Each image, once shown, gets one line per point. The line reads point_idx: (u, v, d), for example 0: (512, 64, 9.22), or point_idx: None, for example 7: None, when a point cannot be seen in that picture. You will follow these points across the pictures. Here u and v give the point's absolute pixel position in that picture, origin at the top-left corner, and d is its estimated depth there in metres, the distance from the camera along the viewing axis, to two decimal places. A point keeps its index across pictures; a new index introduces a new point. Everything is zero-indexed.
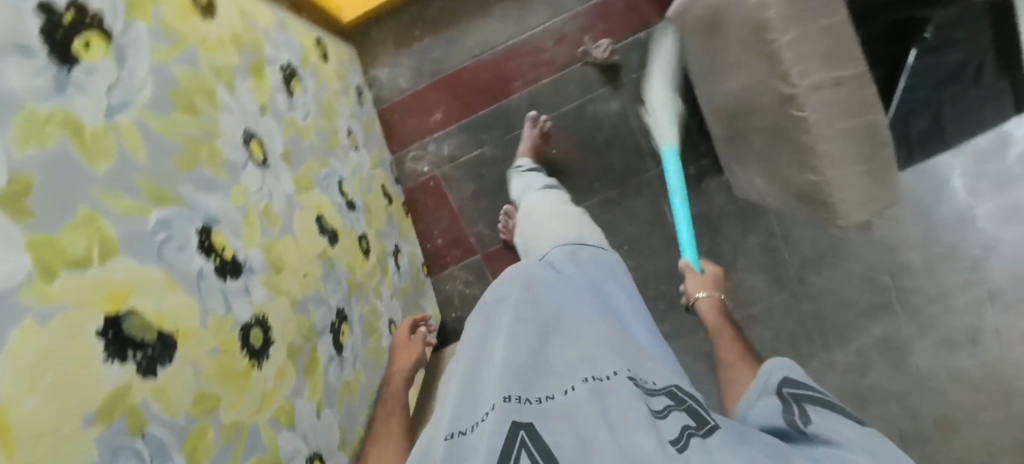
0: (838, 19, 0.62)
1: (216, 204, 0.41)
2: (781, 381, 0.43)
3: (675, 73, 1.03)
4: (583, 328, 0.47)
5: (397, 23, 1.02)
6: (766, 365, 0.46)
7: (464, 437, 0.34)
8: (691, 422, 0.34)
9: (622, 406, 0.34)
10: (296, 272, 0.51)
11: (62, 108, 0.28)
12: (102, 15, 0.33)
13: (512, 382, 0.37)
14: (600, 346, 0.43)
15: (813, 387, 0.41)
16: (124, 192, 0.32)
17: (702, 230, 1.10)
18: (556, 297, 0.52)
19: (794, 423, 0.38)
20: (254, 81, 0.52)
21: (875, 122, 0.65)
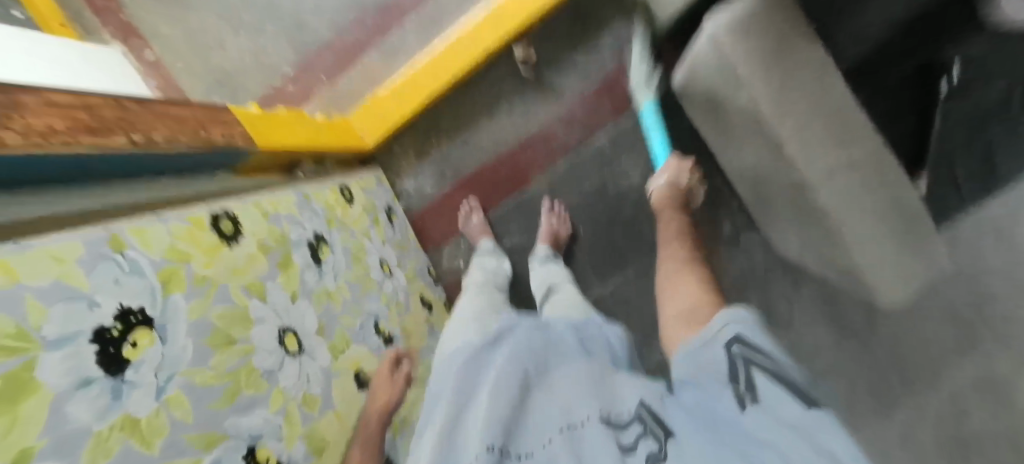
0: (844, 99, 0.57)
1: (258, 420, 0.46)
2: (734, 338, 0.43)
3: (693, 137, 1.01)
4: (565, 373, 0.55)
5: (414, 136, 1.07)
6: (724, 317, 0.45)
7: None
8: (653, 446, 0.41)
9: (591, 453, 0.42)
10: (335, 449, 0.57)
11: (121, 415, 0.34)
12: (145, 308, 0.39)
13: (495, 436, 0.47)
14: (574, 388, 0.51)
15: (763, 349, 0.41)
16: (175, 457, 0.37)
17: (751, 288, 1.04)
18: (534, 349, 0.60)
19: (738, 396, 0.41)
20: (283, 276, 0.58)
21: (903, 197, 0.60)
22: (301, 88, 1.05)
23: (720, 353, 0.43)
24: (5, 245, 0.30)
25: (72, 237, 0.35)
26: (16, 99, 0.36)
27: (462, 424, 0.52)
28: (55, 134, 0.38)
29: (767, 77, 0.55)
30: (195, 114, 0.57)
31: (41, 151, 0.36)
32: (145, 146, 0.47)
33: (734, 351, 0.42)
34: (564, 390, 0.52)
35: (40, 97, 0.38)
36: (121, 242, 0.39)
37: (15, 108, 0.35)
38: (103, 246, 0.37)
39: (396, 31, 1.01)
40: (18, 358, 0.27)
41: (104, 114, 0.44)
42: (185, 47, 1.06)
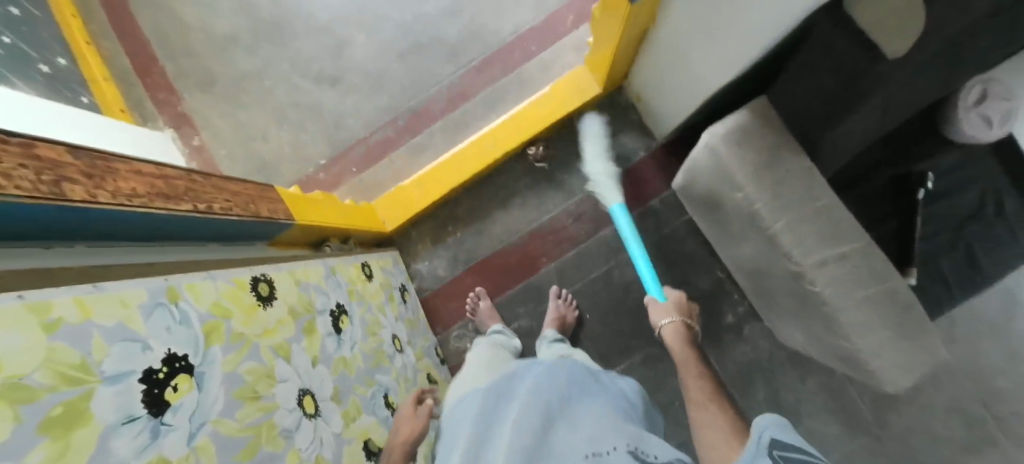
0: (828, 201, 0.65)
1: None
2: (770, 441, 0.43)
3: (692, 232, 1.09)
4: (590, 413, 0.55)
5: (431, 223, 1.14)
6: (756, 422, 0.46)
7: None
8: None
9: None
10: None
11: (155, 453, 0.32)
12: (189, 356, 0.40)
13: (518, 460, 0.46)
14: (599, 425, 0.52)
15: (800, 451, 0.41)
16: None
17: (759, 379, 1.02)
18: (559, 386, 0.59)
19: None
20: (306, 340, 0.59)
21: (892, 288, 0.63)
22: (332, 177, 1.15)
23: (763, 461, 0.42)
24: (84, 286, 0.32)
25: (138, 285, 0.37)
26: (110, 166, 0.40)
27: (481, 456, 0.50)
28: (137, 196, 0.41)
29: (758, 180, 0.65)
30: (247, 189, 0.62)
31: (123, 210, 0.39)
32: (205, 212, 0.50)
33: (775, 453, 0.42)
34: (590, 425, 0.52)
35: (128, 165, 0.43)
36: (176, 293, 0.41)
37: (108, 174, 0.39)
38: (161, 295, 0.39)
39: (424, 133, 1.14)
40: (77, 388, 0.28)
41: (175, 185, 0.48)
42: (230, 136, 1.17)
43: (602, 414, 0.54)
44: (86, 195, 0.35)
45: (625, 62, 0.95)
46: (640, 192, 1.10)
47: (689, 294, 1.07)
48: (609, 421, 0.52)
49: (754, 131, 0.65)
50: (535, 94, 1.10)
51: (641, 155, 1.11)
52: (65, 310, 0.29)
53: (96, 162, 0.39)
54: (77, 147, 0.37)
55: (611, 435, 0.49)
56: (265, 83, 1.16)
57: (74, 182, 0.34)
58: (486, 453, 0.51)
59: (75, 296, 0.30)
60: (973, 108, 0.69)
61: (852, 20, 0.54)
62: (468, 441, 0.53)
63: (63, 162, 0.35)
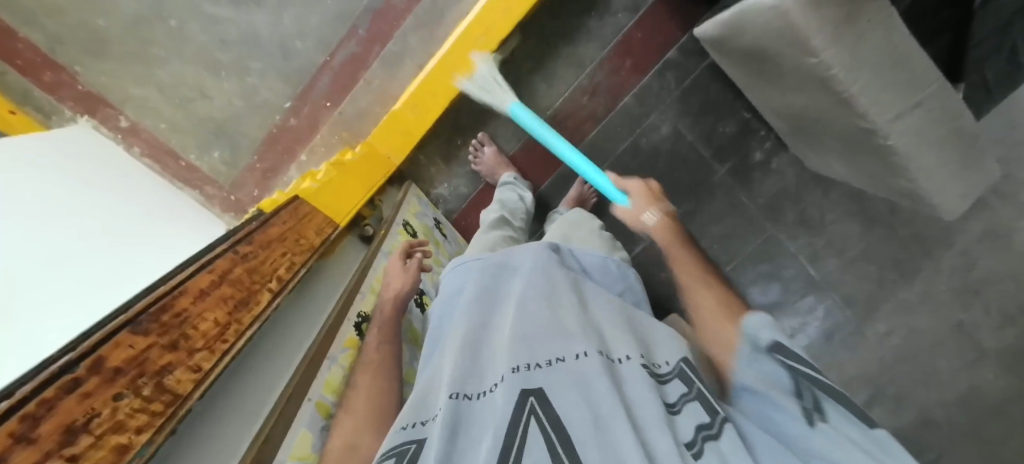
0: (909, 47, 0.60)
1: None
2: (772, 346, 0.46)
3: (716, 75, 0.99)
4: (605, 304, 0.52)
5: (436, 141, 1.03)
6: (749, 323, 0.49)
7: (471, 402, 0.40)
8: (705, 421, 0.39)
9: (638, 394, 0.39)
10: None
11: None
12: None
13: (524, 351, 0.42)
14: (614, 319, 0.49)
15: (806, 361, 0.44)
16: None
17: (787, 206, 1.02)
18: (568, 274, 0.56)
19: (805, 410, 0.42)
20: (417, 350, 0.64)
21: (962, 124, 0.65)
22: (306, 120, 0.98)
23: (767, 363, 0.46)
24: None
25: (299, 427, 0.40)
26: (179, 307, 0.37)
27: (483, 344, 0.47)
28: (226, 327, 0.40)
29: (837, 42, 0.59)
30: (286, 221, 0.56)
31: (227, 356, 0.39)
32: (283, 287, 0.49)
33: (788, 365, 0.44)
34: (603, 313, 0.50)
35: (190, 292, 0.38)
36: (325, 405, 0.44)
37: (186, 324, 0.36)
38: (319, 418, 0.43)
39: (395, 38, 0.94)
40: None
41: (239, 275, 0.44)
42: (162, 102, 0.96)
43: (611, 308, 0.51)
44: (194, 371, 0.35)
45: None
46: (656, 44, 0.97)
47: (717, 143, 1.02)
48: (619, 317, 0.49)
49: None
50: None
51: (651, 2, 0.94)
52: None
53: (164, 317, 0.35)
54: (132, 317, 0.32)
55: (625, 339, 0.45)
56: (171, 22, 0.91)
57: (174, 369, 0.33)
58: (489, 328, 0.48)
59: None
60: None
61: None
62: (466, 322, 0.50)
63: (143, 352, 0.32)
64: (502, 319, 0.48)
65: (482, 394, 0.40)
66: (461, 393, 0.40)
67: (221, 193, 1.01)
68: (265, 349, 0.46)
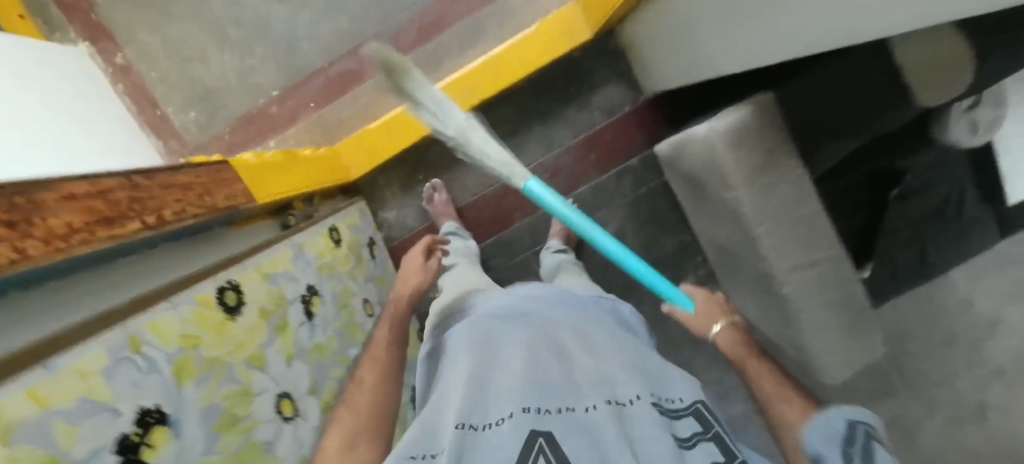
0: (812, 208, 0.66)
1: None
2: (850, 424, 0.50)
3: (667, 193, 1.07)
4: (608, 349, 0.58)
5: (400, 169, 1.08)
6: (830, 417, 0.53)
7: (477, 434, 0.43)
8: (720, 458, 0.45)
9: (645, 435, 0.43)
10: None
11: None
12: (162, 405, 0.38)
13: (535, 396, 0.46)
14: (617, 366, 0.53)
15: (861, 421, 0.50)
16: None
17: (707, 334, 1.06)
18: (569, 326, 0.61)
19: (860, 458, 0.46)
20: (280, 338, 0.57)
21: (852, 294, 0.70)
22: (287, 111, 1.03)
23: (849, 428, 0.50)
24: (36, 371, 0.28)
25: (95, 345, 0.34)
26: (35, 199, 0.34)
27: (490, 381, 0.50)
28: (75, 232, 0.37)
29: (751, 183, 0.65)
30: (199, 175, 0.55)
31: (59, 257, 0.35)
32: (157, 227, 0.46)
33: (860, 427, 0.49)
34: (607, 360, 0.55)
35: (54, 191, 0.36)
36: (138, 341, 0.37)
37: (36, 213, 0.33)
38: (122, 348, 0.36)
39: None
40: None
41: (115, 196, 0.42)
42: (161, 54, 1.01)
43: (613, 354, 0.57)
44: (13, 252, 0.30)
45: (623, 11, 0.85)
46: (621, 149, 1.06)
47: (655, 254, 1.08)
48: (622, 362, 0.54)
49: (752, 129, 0.63)
50: (523, 30, 0.97)
51: (626, 110, 1.05)
52: (20, 409, 0.26)
53: (19, 200, 0.32)
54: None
55: (633, 383, 0.50)
56: None
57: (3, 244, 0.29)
58: (495, 371, 0.51)
59: (27, 387, 0.27)
60: (964, 112, 0.71)
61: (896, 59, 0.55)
62: (481, 356, 0.54)
63: None
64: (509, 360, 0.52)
65: (488, 425, 0.44)
66: (468, 424, 0.44)
67: (182, 151, 1.03)
68: (112, 275, 0.42)
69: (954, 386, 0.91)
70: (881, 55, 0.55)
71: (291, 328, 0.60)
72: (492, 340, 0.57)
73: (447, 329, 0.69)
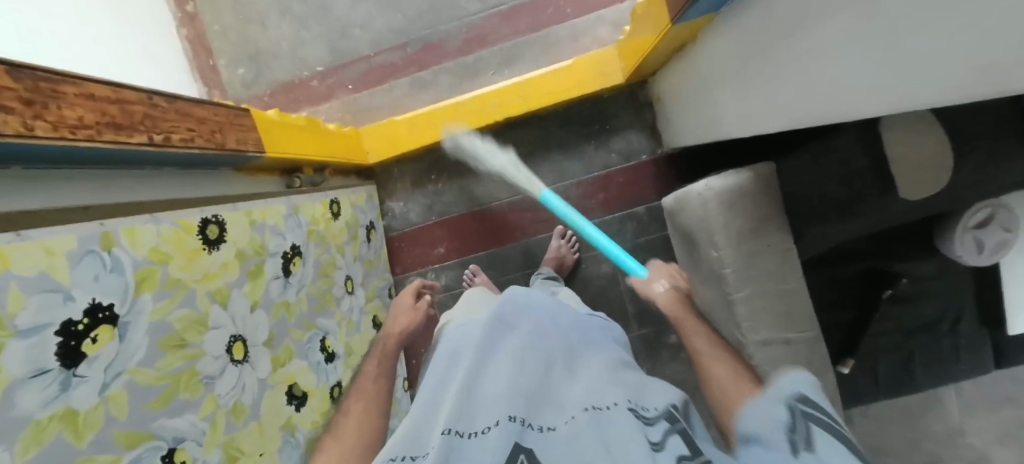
0: (794, 286, 0.66)
1: (185, 424, 0.44)
2: (796, 394, 0.44)
3: (668, 247, 1.06)
4: (593, 363, 0.54)
5: (415, 165, 1.11)
6: (789, 379, 0.47)
7: (464, 440, 0.41)
8: (687, 454, 0.40)
9: (620, 434, 0.40)
10: (252, 455, 0.53)
11: (63, 407, 0.33)
12: (115, 305, 0.39)
13: (521, 407, 0.44)
14: (602, 379, 0.50)
15: (824, 409, 0.42)
16: (100, 453, 0.35)
17: None
18: (561, 336, 0.59)
19: (793, 444, 0.39)
20: (249, 284, 0.58)
21: (823, 383, 0.66)
22: (325, 87, 1.09)
23: (781, 408, 0.44)
24: (6, 234, 0.31)
25: (70, 231, 0.36)
26: (56, 89, 0.37)
27: (478, 385, 0.49)
28: (83, 127, 0.39)
29: (736, 247, 0.65)
30: (218, 114, 0.58)
31: (63, 143, 0.37)
32: (163, 146, 0.48)
33: (796, 402, 0.43)
34: (592, 374, 0.51)
35: (78, 87, 0.39)
36: (111, 240, 0.39)
37: (53, 100, 0.36)
38: (94, 242, 0.38)
39: (431, 69, 1.07)
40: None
41: (132, 109, 0.45)
42: (227, 11, 1.08)
43: (600, 368, 0.53)
44: (22, 127, 0.33)
45: (655, 63, 0.89)
46: (630, 195, 1.07)
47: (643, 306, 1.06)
48: (608, 375, 0.51)
49: (746, 196, 0.65)
50: (561, 62, 1.01)
51: (642, 159, 1.06)
52: None
53: (40, 84, 0.35)
54: (18, 66, 0.33)
55: (612, 390, 0.47)
56: None
57: (10, 113, 0.32)
58: (485, 375, 0.50)
59: None
60: (970, 229, 0.68)
61: (883, 146, 0.56)
62: (474, 352, 0.53)
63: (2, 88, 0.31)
64: (500, 369, 0.50)
65: (474, 433, 0.42)
66: (454, 430, 0.42)
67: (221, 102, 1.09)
68: (104, 179, 0.44)
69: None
70: (869, 138, 0.57)
71: (264, 278, 0.61)
72: (484, 337, 0.56)
73: (445, 331, 0.67)
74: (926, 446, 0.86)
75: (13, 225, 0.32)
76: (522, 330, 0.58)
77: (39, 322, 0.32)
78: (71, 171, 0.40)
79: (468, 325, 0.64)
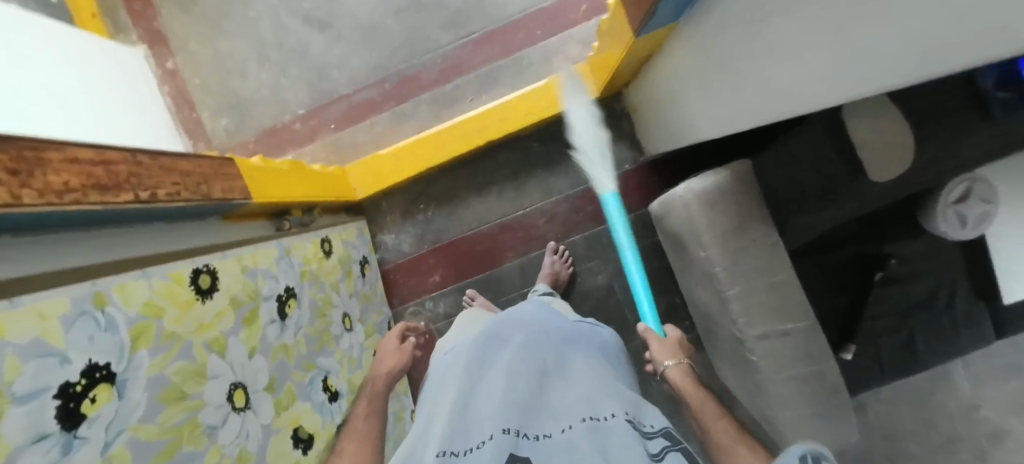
0: (784, 277, 0.67)
1: None
2: (807, 453, 0.37)
3: (660, 252, 1.07)
4: (584, 370, 0.55)
5: (403, 196, 1.12)
6: (799, 450, 0.38)
7: (460, 458, 0.42)
8: None
9: (620, 444, 0.42)
10: None
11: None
12: (111, 364, 0.39)
13: (515, 418, 0.45)
14: (593, 386, 0.51)
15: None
16: None
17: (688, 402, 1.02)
18: (552, 344, 0.60)
19: None
20: (246, 330, 0.58)
21: (823, 371, 0.67)
22: (308, 129, 1.11)
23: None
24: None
25: (62, 293, 0.36)
26: (41, 156, 0.38)
27: (471, 401, 0.49)
28: (69, 191, 0.39)
29: (724, 244, 0.67)
30: (202, 166, 0.60)
31: (50, 209, 0.37)
32: (150, 201, 0.49)
33: (811, 460, 0.36)
34: (584, 381, 0.52)
35: (62, 153, 0.40)
36: (104, 298, 0.40)
37: (39, 167, 0.37)
38: (87, 302, 0.38)
39: (411, 102, 1.09)
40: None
41: (117, 168, 0.46)
42: (208, 64, 1.11)
43: (591, 375, 0.54)
44: (10, 196, 0.34)
45: (626, 76, 0.92)
46: None
47: None
48: (599, 383, 0.52)
49: (727, 193, 0.66)
50: (535, 83, 1.04)
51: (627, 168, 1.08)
52: None
53: (25, 152, 0.36)
54: (4, 136, 0.34)
55: (609, 401, 0.48)
56: (250, 14, 1.10)
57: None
58: (478, 389, 0.51)
59: None
60: (950, 205, 0.69)
61: (847, 134, 0.58)
62: (467, 369, 0.54)
63: None
64: (492, 383, 0.51)
65: (469, 450, 0.42)
66: (450, 450, 0.43)
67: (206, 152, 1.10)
68: (94, 239, 0.45)
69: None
70: (834, 127, 0.60)
71: (259, 324, 0.61)
72: (476, 353, 0.57)
73: (441, 350, 0.68)
74: (942, 427, 0.84)
75: (6, 293, 0.32)
76: (512, 341, 0.59)
77: (38, 386, 0.32)
78: (60, 233, 0.41)
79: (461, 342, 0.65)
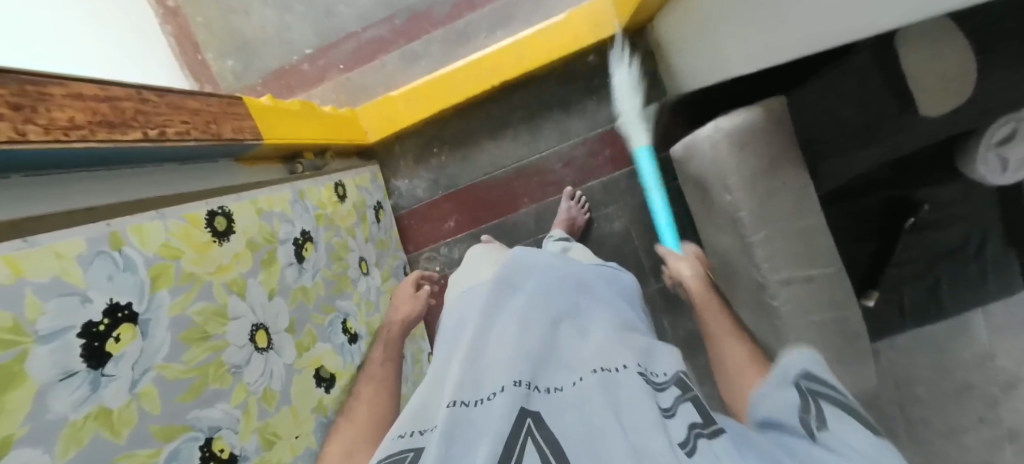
0: (813, 222, 0.64)
1: (218, 413, 0.45)
2: (801, 373, 0.43)
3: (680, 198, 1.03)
4: (602, 325, 0.54)
5: (416, 141, 1.09)
6: (790, 357, 0.46)
7: (470, 409, 0.41)
8: (698, 421, 0.40)
9: (628, 398, 0.40)
10: (287, 438, 0.55)
11: (95, 405, 0.34)
12: (133, 303, 0.40)
13: (527, 370, 0.45)
14: (611, 340, 0.50)
15: (831, 384, 0.41)
16: (138, 446, 0.37)
17: (702, 349, 1.02)
18: (568, 296, 0.59)
19: (807, 425, 0.38)
20: (264, 272, 0.59)
21: (846, 317, 0.65)
22: (317, 70, 1.07)
23: (788, 391, 0.43)
24: (14, 241, 0.31)
25: (78, 233, 0.36)
26: (43, 91, 0.36)
27: (482, 355, 0.49)
28: (75, 128, 0.39)
29: (751, 187, 0.63)
30: (211, 106, 0.58)
31: (58, 146, 0.37)
32: (158, 140, 0.48)
33: (803, 385, 0.42)
34: (601, 336, 0.52)
35: (64, 88, 0.38)
36: (120, 239, 0.40)
37: (42, 103, 0.36)
38: (103, 243, 0.38)
39: (422, 39, 1.03)
40: (10, 351, 0.29)
41: (122, 106, 0.45)
42: (210, 4, 1.07)
43: (609, 329, 0.53)
44: (14, 133, 0.33)
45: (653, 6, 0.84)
46: None
47: (659, 260, 1.05)
48: (617, 339, 0.51)
49: (759, 132, 0.62)
50: (553, 17, 0.97)
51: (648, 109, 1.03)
52: None
53: (26, 86, 0.35)
54: (3, 70, 0.33)
55: (622, 353, 0.48)
56: None
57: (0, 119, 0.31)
58: (490, 342, 0.50)
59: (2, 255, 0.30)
60: (994, 147, 0.63)
61: (896, 63, 0.53)
62: (480, 319, 0.54)
63: None
64: (504, 332, 0.51)
65: (480, 401, 0.42)
66: (460, 400, 0.42)
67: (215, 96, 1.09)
68: (105, 179, 0.44)
69: (960, 441, 0.84)
70: (881, 58, 0.54)
71: (277, 267, 0.62)
72: (489, 301, 0.57)
73: (453, 296, 0.68)
74: (957, 373, 0.85)
75: (20, 231, 0.33)
76: (526, 290, 0.58)
77: (61, 325, 0.33)
78: (67, 173, 0.40)
79: (475, 287, 0.65)
